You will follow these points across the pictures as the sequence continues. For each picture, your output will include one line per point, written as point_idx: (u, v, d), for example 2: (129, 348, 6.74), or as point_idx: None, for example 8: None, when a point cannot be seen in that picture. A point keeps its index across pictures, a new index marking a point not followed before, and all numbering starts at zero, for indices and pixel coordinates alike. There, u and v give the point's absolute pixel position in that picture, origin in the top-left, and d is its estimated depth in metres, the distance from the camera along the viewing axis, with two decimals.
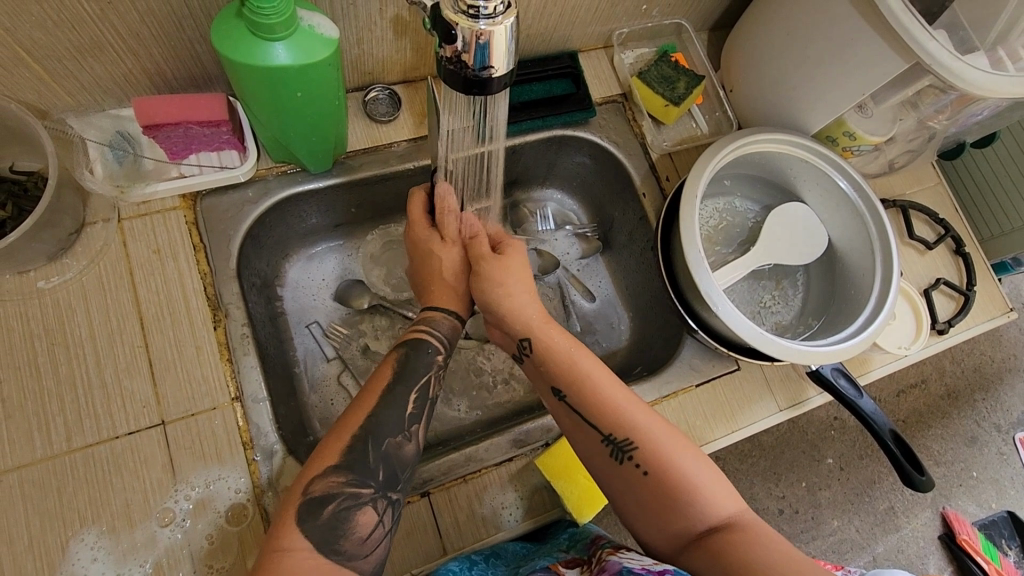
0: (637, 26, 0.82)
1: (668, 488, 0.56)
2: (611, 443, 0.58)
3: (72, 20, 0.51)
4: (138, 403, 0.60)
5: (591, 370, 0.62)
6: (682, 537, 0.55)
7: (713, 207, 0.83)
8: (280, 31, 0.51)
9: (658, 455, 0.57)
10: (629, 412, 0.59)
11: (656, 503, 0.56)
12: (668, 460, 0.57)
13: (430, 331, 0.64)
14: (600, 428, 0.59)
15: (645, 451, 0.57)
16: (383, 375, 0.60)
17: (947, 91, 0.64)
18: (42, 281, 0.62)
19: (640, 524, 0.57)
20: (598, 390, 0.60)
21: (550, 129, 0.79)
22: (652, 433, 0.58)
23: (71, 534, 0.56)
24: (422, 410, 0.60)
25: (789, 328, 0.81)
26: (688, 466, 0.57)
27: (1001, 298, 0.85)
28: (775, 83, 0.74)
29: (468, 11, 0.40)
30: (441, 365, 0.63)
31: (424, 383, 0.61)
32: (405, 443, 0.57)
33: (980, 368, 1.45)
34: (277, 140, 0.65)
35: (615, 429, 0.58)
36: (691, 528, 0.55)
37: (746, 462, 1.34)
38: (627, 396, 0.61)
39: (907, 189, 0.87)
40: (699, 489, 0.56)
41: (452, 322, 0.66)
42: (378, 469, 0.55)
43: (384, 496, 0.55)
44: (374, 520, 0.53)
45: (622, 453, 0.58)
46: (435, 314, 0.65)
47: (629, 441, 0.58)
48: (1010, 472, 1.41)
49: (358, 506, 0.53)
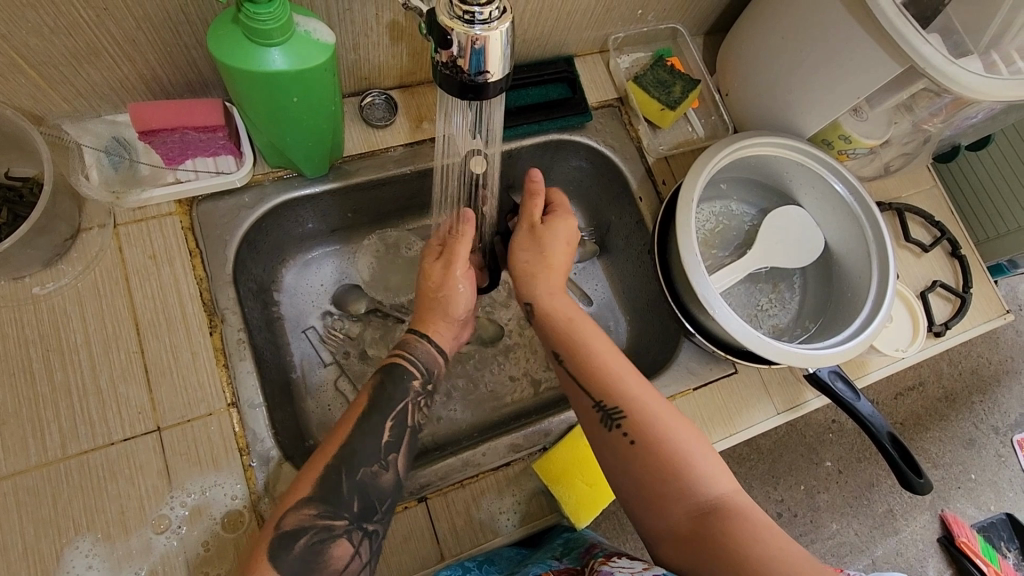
0: (634, 30, 0.83)
1: (655, 460, 0.56)
2: (601, 410, 0.59)
3: (68, 27, 0.52)
4: (133, 409, 0.60)
5: (590, 338, 0.62)
6: (670, 515, 0.55)
7: (709, 210, 0.83)
8: (277, 36, 0.51)
9: (646, 425, 0.57)
10: (622, 381, 0.60)
11: (644, 476, 0.56)
12: (658, 433, 0.57)
13: (410, 358, 0.62)
14: (592, 394, 0.60)
15: (634, 421, 0.58)
16: (362, 400, 0.59)
17: (941, 94, 0.64)
18: (37, 287, 0.62)
19: (628, 497, 0.58)
20: (594, 358, 0.61)
21: (546, 134, 0.79)
22: (643, 404, 0.59)
23: (66, 541, 0.55)
24: (399, 438, 0.59)
25: (786, 331, 0.81)
26: (680, 440, 0.57)
27: (997, 300, 0.85)
28: (771, 86, 0.75)
29: (463, 16, 0.40)
30: (418, 392, 0.62)
31: (399, 411, 0.60)
32: (383, 472, 0.57)
33: (977, 370, 1.45)
34: (275, 146, 0.65)
35: (607, 397, 0.59)
36: (678, 505, 0.55)
37: (744, 465, 1.34)
38: (624, 364, 0.61)
39: (903, 192, 0.88)
40: (689, 464, 0.56)
41: (434, 351, 0.64)
42: (352, 500, 0.54)
43: (359, 527, 0.54)
44: (349, 551, 0.53)
45: (612, 420, 0.59)
46: (410, 337, 0.64)
47: (619, 410, 0.58)
48: (1008, 475, 1.41)
49: (332, 539, 0.53)
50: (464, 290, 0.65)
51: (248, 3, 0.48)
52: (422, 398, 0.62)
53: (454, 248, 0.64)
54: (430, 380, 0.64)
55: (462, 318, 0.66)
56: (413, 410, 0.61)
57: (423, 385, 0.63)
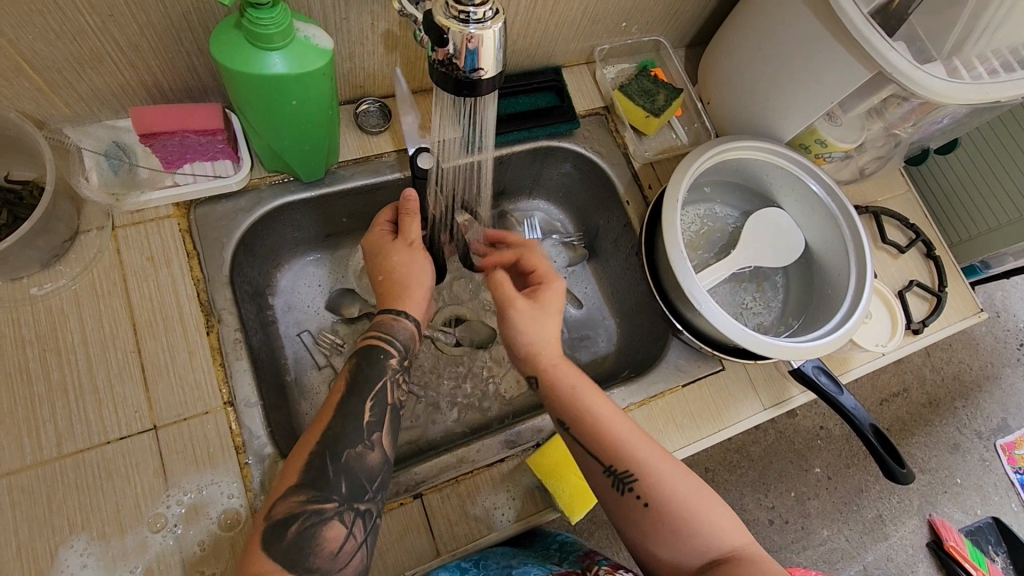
0: (618, 42, 0.86)
1: (669, 518, 0.58)
2: (613, 475, 0.60)
3: (74, 32, 0.53)
4: (130, 408, 0.60)
5: (599, 402, 0.62)
6: (685, 561, 0.57)
7: (694, 213, 0.86)
8: (277, 41, 0.53)
9: (662, 489, 0.58)
10: (631, 444, 0.60)
11: (659, 535, 0.58)
12: (670, 495, 0.58)
13: (387, 337, 0.61)
14: (602, 460, 0.60)
15: (645, 484, 0.59)
16: (341, 382, 0.59)
17: (909, 99, 0.68)
18: (35, 288, 0.62)
19: (636, 546, 0.60)
20: (606, 424, 0.61)
21: (536, 141, 0.81)
22: (655, 466, 0.59)
23: (60, 540, 0.55)
24: (381, 418, 0.58)
25: (771, 328, 0.83)
26: (694, 500, 0.59)
27: (972, 299, 0.88)
28: (750, 94, 0.78)
29: (459, 15, 0.42)
30: (396, 370, 0.61)
31: (380, 389, 0.59)
32: (368, 453, 0.56)
33: (959, 376, 1.48)
34: (272, 149, 0.66)
35: (616, 462, 0.59)
36: (692, 558, 0.57)
37: (735, 473, 1.35)
38: (631, 426, 0.62)
39: (878, 196, 0.91)
40: (705, 522, 0.58)
41: (411, 327, 0.63)
42: (340, 482, 0.54)
43: (350, 508, 0.54)
44: (343, 533, 0.53)
45: (624, 484, 0.59)
46: (387, 317, 0.62)
47: (629, 473, 0.59)
48: (992, 479, 1.43)
49: (323, 523, 0.53)
50: (426, 265, 0.65)
51: (250, 8, 0.50)
52: (401, 374, 0.61)
53: (408, 225, 0.65)
54: (407, 357, 0.62)
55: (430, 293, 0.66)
56: (393, 387, 0.60)
57: (401, 362, 0.62)
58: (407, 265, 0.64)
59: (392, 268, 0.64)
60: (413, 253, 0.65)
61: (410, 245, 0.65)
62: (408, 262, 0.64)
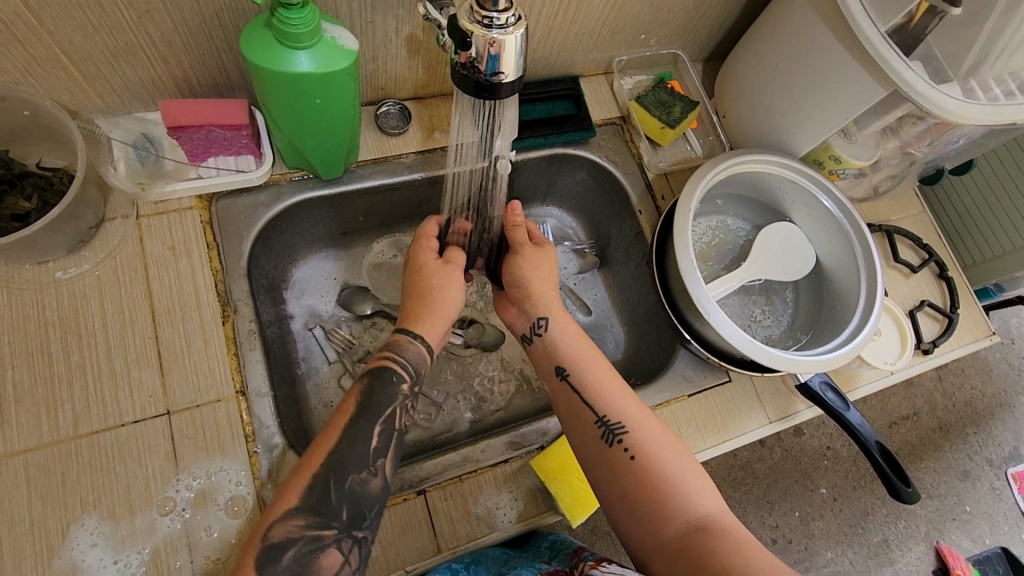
0: (636, 54, 0.87)
1: (654, 475, 0.59)
2: (604, 425, 0.62)
3: (111, 26, 0.55)
4: (145, 392, 0.62)
5: (594, 358, 0.66)
6: (664, 523, 0.57)
7: (706, 225, 0.87)
8: (306, 40, 0.54)
9: (649, 445, 0.61)
10: (623, 400, 0.63)
11: (640, 492, 0.59)
12: (657, 453, 0.60)
13: (397, 359, 0.62)
14: (595, 410, 0.62)
15: (635, 438, 0.61)
16: (349, 405, 0.59)
17: (924, 118, 0.68)
18: (60, 272, 0.64)
19: (614, 504, 0.60)
20: (600, 378, 0.64)
21: (551, 148, 0.82)
22: (643, 425, 0.62)
23: (72, 518, 0.57)
24: (387, 443, 0.58)
25: (779, 342, 0.84)
26: (679, 465, 0.60)
27: (984, 322, 0.88)
28: (766, 109, 0.79)
29: (482, 21, 0.43)
30: (406, 395, 0.61)
31: (387, 415, 0.59)
32: (371, 478, 0.56)
33: (970, 402, 1.47)
34: (294, 147, 0.68)
35: (609, 413, 0.62)
36: (672, 518, 0.57)
37: (739, 490, 1.35)
38: (622, 384, 0.65)
39: (892, 215, 0.91)
40: (687, 487, 0.59)
41: (423, 351, 0.63)
42: (341, 508, 0.54)
43: (349, 535, 0.54)
44: (339, 560, 0.53)
45: (614, 436, 0.61)
46: (401, 337, 0.63)
47: (621, 424, 0.62)
48: (1003, 509, 1.41)
49: (320, 550, 0.53)
50: (454, 290, 0.66)
51: (281, 8, 0.52)
52: (410, 400, 0.62)
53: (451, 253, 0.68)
54: (418, 381, 0.63)
55: (451, 319, 0.67)
56: (401, 413, 0.60)
57: (411, 387, 0.62)
58: (434, 278, 0.66)
59: (425, 283, 0.66)
60: (446, 276, 0.66)
61: (447, 264, 0.67)
62: (438, 280, 0.66)
